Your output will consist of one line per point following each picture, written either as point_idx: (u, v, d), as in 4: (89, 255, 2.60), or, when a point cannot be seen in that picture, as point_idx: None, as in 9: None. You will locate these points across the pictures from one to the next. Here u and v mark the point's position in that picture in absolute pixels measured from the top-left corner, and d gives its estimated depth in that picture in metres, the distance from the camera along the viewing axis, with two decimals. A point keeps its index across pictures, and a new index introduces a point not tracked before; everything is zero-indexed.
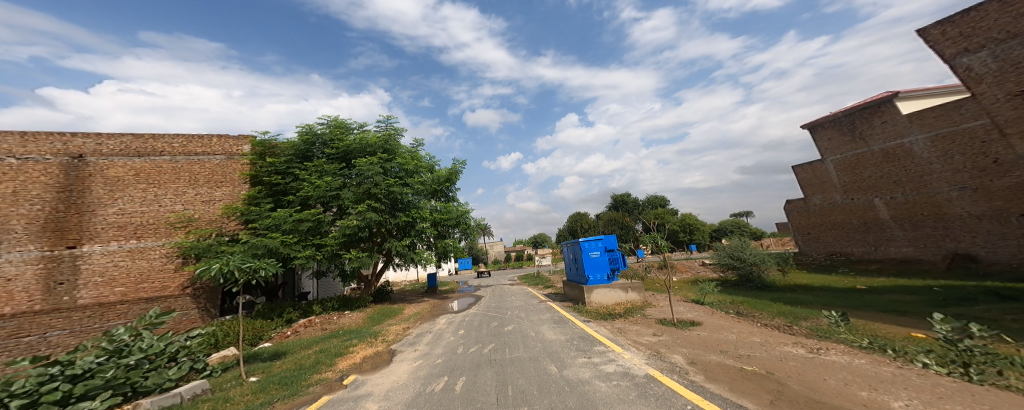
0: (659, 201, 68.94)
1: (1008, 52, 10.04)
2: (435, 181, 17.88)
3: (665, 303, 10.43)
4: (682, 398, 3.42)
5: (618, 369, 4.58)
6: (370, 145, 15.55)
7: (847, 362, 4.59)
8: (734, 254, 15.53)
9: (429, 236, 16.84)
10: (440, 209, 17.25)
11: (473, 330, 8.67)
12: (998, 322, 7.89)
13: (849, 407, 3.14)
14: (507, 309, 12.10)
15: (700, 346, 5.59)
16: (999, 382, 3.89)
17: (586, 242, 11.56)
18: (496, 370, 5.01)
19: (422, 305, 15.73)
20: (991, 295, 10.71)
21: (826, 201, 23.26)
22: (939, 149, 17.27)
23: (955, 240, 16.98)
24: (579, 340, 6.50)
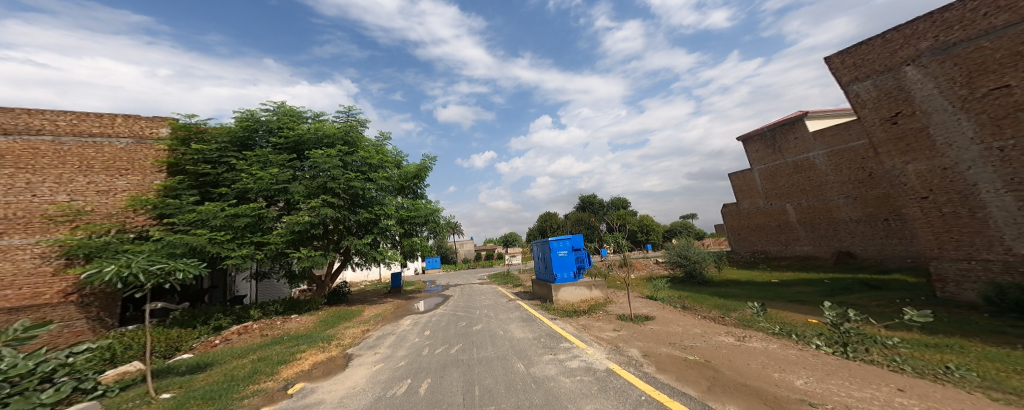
0: (622, 204, 72.60)
1: (884, 83, 12.08)
2: (402, 177, 17.09)
3: (624, 300, 11.10)
4: (636, 389, 3.66)
5: (582, 364, 4.76)
6: (327, 136, 14.42)
7: (764, 347, 5.26)
8: (681, 252, 16.93)
9: (395, 233, 16.15)
10: (408, 207, 16.51)
11: (441, 330, 8.45)
12: (867, 307, 9.58)
13: (766, 388, 3.57)
14: (476, 308, 12.02)
15: (653, 339, 6.02)
16: (866, 358, 4.72)
17: (554, 241, 11.79)
18: (462, 370, 4.94)
19: (384, 306, 15.06)
20: (862, 284, 13.05)
21: (752, 206, 26.12)
22: (833, 163, 20.37)
23: (840, 239, 20.14)
24: (545, 337, 6.66)
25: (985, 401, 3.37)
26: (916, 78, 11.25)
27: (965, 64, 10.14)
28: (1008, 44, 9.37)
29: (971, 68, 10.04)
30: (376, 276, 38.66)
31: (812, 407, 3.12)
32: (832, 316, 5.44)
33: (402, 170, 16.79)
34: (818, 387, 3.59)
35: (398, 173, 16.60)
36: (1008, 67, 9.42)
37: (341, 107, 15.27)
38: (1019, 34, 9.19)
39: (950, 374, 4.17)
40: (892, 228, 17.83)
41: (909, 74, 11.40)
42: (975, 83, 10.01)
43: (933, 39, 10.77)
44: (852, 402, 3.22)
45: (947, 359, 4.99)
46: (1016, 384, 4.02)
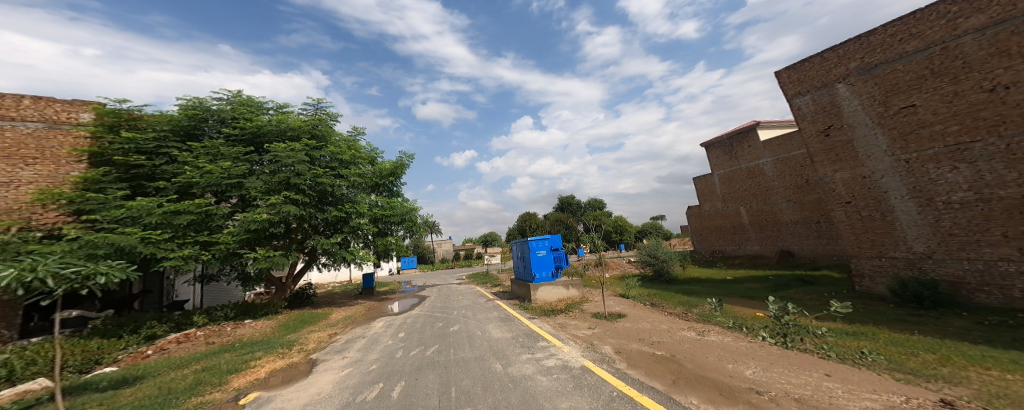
0: (599, 205, 74.11)
1: (820, 98, 13.32)
2: (377, 174, 16.48)
3: (599, 299, 11.36)
4: (610, 385, 3.77)
5: (558, 362, 4.83)
6: (292, 129, 13.60)
7: (719, 341, 5.63)
8: (651, 252, 17.67)
9: (367, 232, 15.55)
10: (383, 205, 15.89)
11: (416, 332, 8.22)
12: (801, 301, 10.55)
13: (722, 379, 3.82)
14: (453, 309, 11.81)
15: (624, 336, 6.23)
16: (801, 347, 5.20)
17: (533, 241, 11.91)
18: (438, 372, 4.83)
19: (353, 308, 14.38)
20: (797, 280, 14.42)
21: (710, 208, 27.76)
22: (779, 170, 22.22)
23: (783, 239, 22.00)
24: (523, 337, 6.68)
25: (893, 383, 3.86)
26: (845, 95, 12.51)
27: (884, 84, 11.43)
28: (916, 69, 10.66)
29: (887, 88, 11.35)
30: (346, 277, 36.86)
31: (758, 394, 3.38)
32: (777, 310, 6.07)
33: (377, 167, 16.20)
34: (766, 376, 3.90)
35: (372, 170, 15.99)
36: (915, 89, 10.75)
37: (309, 99, 14.45)
38: (924, 60, 10.48)
39: (864, 358, 4.75)
40: (823, 230, 19.80)
41: (840, 91, 12.65)
42: (890, 102, 11.34)
43: (860, 60, 12.01)
44: (790, 388, 3.55)
45: (865, 347, 5.65)
46: (912, 366, 4.70)
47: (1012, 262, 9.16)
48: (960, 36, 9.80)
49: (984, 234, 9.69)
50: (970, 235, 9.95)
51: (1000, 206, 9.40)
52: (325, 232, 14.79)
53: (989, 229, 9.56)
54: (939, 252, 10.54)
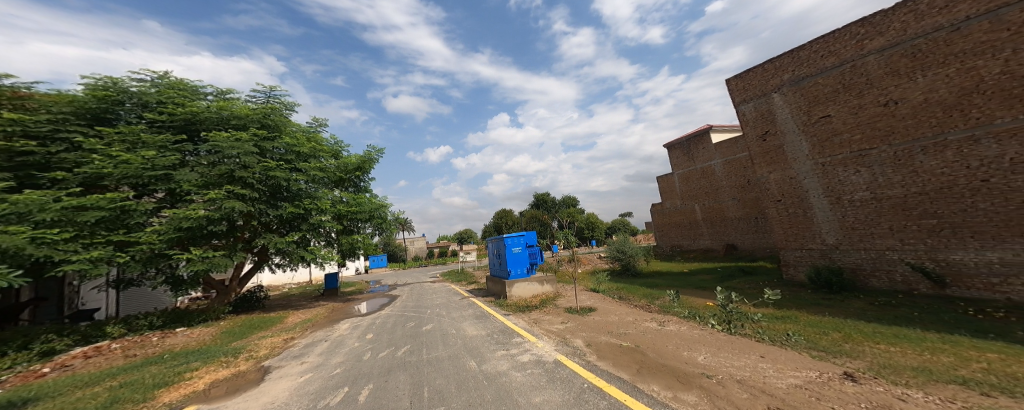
0: (572, 202, 75.48)
1: (759, 106, 14.61)
2: (341, 169, 15.66)
3: (572, 294, 11.63)
4: (580, 377, 3.88)
5: (532, 357, 4.88)
6: (237, 117, 12.38)
7: (676, 330, 6.00)
8: (619, 248, 18.38)
9: (331, 229, 14.78)
10: (348, 201, 15.08)
11: (385, 333, 7.94)
12: (741, 289, 11.60)
13: (679, 366, 4.08)
14: (426, 307, 11.54)
15: (595, 329, 6.43)
16: (742, 332, 5.70)
17: (508, 238, 11.82)
18: (409, 373, 4.72)
19: (315, 310, 13.60)
20: (739, 271, 15.91)
21: (668, 206, 29.41)
22: (727, 171, 24.03)
23: (729, 234, 23.89)
24: (498, 334, 6.66)
25: (812, 360, 4.39)
26: (779, 104, 13.82)
27: (809, 95, 12.76)
28: (832, 83, 12.01)
29: (811, 99, 12.70)
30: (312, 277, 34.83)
31: (709, 378, 3.64)
32: (723, 297, 6.50)
33: (342, 162, 15.43)
34: (717, 361, 4.21)
35: (337, 163, 15.21)
36: (831, 101, 12.13)
37: (260, 86, 13.21)
38: (838, 75, 11.82)
39: (790, 340, 5.37)
40: (762, 226, 21.77)
41: (775, 100, 13.95)
42: (812, 111, 12.71)
43: (791, 72, 13.29)
44: (735, 371, 3.87)
45: (789, 329, 6.43)
46: (823, 344, 5.48)
47: (895, 252, 10.72)
48: (864, 55, 11.10)
49: (876, 228, 11.25)
50: (867, 229, 11.46)
51: (887, 204, 10.92)
52: (279, 229, 13.83)
53: (880, 223, 11.10)
54: (844, 243, 12.11)
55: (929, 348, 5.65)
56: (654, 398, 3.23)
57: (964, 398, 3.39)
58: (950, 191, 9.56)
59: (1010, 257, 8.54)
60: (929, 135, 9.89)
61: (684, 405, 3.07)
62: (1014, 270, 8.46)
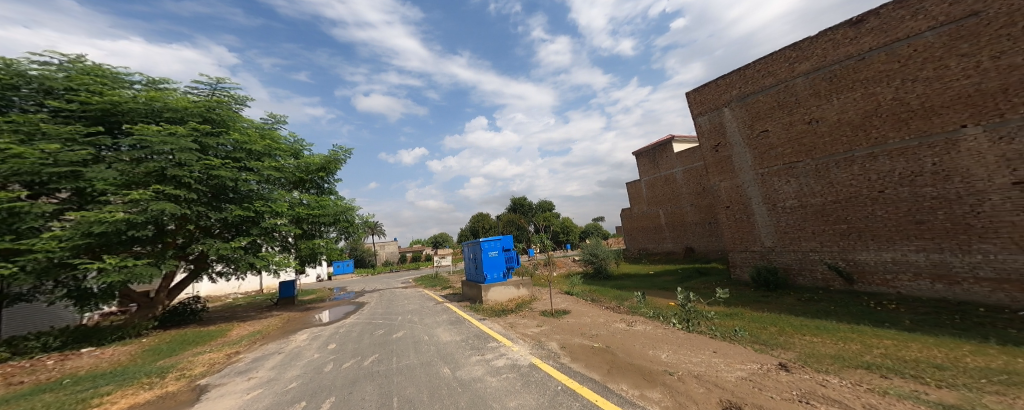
0: (549, 206, 76.15)
1: (711, 119, 15.74)
2: (301, 170, 14.80)
3: (547, 297, 11.70)
4: (554, 380, 3.91)
5: (508, 362, 4.85)
6: (172, 108, 10.70)
7: (644, 329, 6.23)
8: (592, 251, 18.78)
9: (289, 233, 13.72)
10: (309, 203, 14.33)
11: (350, 342, 7.57)
12: (697, 289, 12.28)
13: (645, 364, 4.24)
14: (397, 314, 11.13)
15: (569, 331, 6.51)
16: (699, 330, 6.12)
17: (485, 242, 11.79)
18: (377, 383, 4.53)
19: (269, 321, 12.68)
20: (695, 271, 16.93)
21: (635, 210, 30.60)
22: (687, 178, 25.43)
23: (689, 238, 25.26)
24: (473, 339, 6.56)
25: (756, 353, 4.76)
26: (727, 118, 14.98)
27: (751, 111, 14.05)
28: (770, 100, 13.35)
29: (754, 115, 13.97)
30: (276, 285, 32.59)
31: (670, 375, 3.82)
32: (683, 297, 6.88)
33: (302, 161, 14.61)
34: (678, 358, 4.42)
35: (297, 163, 14.35)
36: (769, 117, 13.48)
37: (203, 77, 11.93)
38: (774, 94, 13.21)
39: (736, 335, 5.85)
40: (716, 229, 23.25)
41: (725, 115, 15.10)
42: (754, 126, 13.99)
43: (737, 89, 14.50)
44: (694, 367, 4.07)
45: (737, 325, 6.99)
46: (765, 337, 6.01)
47: (817, 252, 12.23)
48: (794, 77, 12.54)
49: (802, 231, 12.71)
50: (796, 233, 12.87)
51: (811, 211, 12.40)
52: (223, 234, 12.34)
53: (806, 228, 12.56)
54: (779, 245, 13.44)
55: (856, 338, 6.29)
56: (623, 397, 3.32)
57: (875, 383, 3.94)
58: (857, 199, 11.16)
59: (901, 257, 10.20)
60: (841, 152, 11.47)
61: (651, 403, 3.17)
62: (904, 268, 10.13)
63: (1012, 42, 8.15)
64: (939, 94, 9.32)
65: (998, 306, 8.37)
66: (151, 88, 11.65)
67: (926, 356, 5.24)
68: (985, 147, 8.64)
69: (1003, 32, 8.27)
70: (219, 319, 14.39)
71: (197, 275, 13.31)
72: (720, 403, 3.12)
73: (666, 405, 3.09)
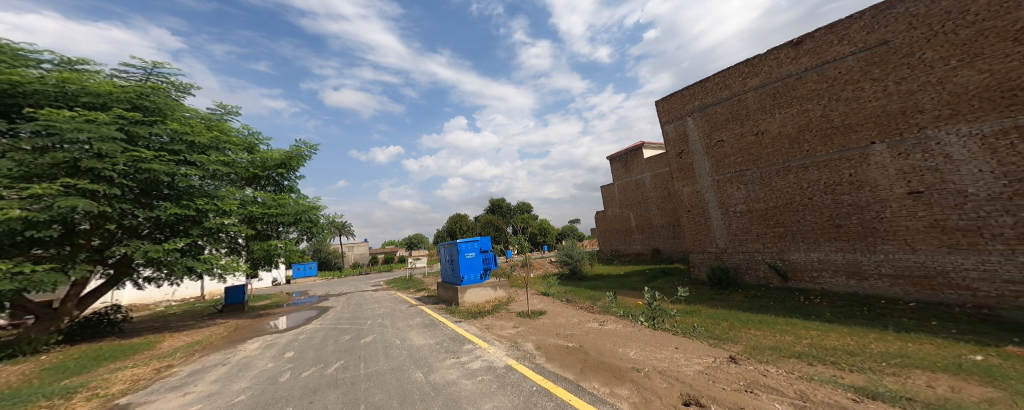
0: (527, 208, 76.48)
1: (676, 127, 16.43)
2: (255, 166, 13.79)
3: (524, 298, 11.75)
4: (529, 381, 3.93)
5: (483, 364, 4.83)
6: (92, 91, 9.20)
7: (614, 328, 6.42)
8: (568, 253, 19.04)
9: (238, 234, 12.66)
10: (265, 202, 13.46)
11: (312, 349, 7.21)
12: (663, 289, 12.78)
13: (615, 362, 4.36)
14: (367, 318, 10.75)
15: (544, 331, 6.58)
16: (664, 328, 6.39)
17: (462, 243, 11.60)
18: (343, 391, 4.36)
19: (217, 329, 11.78)
20: (661, 272, 17.62)
21: (607, 213, 31.45)
22: (655, 183, 26.47)
23: (656, 240, 26.28)
24: (448, 342, 6.47)
25: (711, 347, 5.05)
26: (691, 127, 15.70)
27: (709, 121, 14.90)
28: (726, 112, 14.20)
29: (713, 125, 14.76)
30: None
31: (637, 371, 3.95)
32: (649, 296, 7.12)
33: (257, 157, 13.59)
34: (644, 355, 4.59)
35: (251, 158, 13.31)
36: (725, 128, 14.33)
37: (135, 60, 10.68)
38: (729, 106, 14.11)
39: (696, 332, 6.16)
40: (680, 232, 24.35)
41: (688, 124, 15.81)
42: (712, 135, 14.80)
43: (699, 100, 15.25)
44: (659, 363, 4.24)
45: (698, 322, 7.36)
46: (720, 332, 6.40)
47: (760, 253, 13.28)
48: (745, 91, 13.51)
49: (748, 233, 13.71)
50: (746, 235, 13.77)
51: (756, 215, 13.48)
52: (154, 234, 10.76)
53: (752, 230, 13.57)
54: (730, 247, 14.32)
55: (801, 331, 6.81)
56: (594, 395, 3.39)
57: (804, 370, 4.41)
58: (792, 205, 12.29)
59: (824, 256, 11.43)
60: (781, 162, 12.58)
61: (619, 399, 3.27)
62: (827, 266, 11.34)
63: (910, 71, 9.40)
64: (857, 113, 10.54)
65: (895, 298, 9.67)
66: (64, 68, 10.03)
67: (847, 345, 5.90)
68: (888, 161, 9.91)
69: (905, 61, 9.49)
70: (182, 323, 13.46)
71: (118, 281, 11.49)
72: (681, 397, 3.26)
73: (633, 401, 3.18)
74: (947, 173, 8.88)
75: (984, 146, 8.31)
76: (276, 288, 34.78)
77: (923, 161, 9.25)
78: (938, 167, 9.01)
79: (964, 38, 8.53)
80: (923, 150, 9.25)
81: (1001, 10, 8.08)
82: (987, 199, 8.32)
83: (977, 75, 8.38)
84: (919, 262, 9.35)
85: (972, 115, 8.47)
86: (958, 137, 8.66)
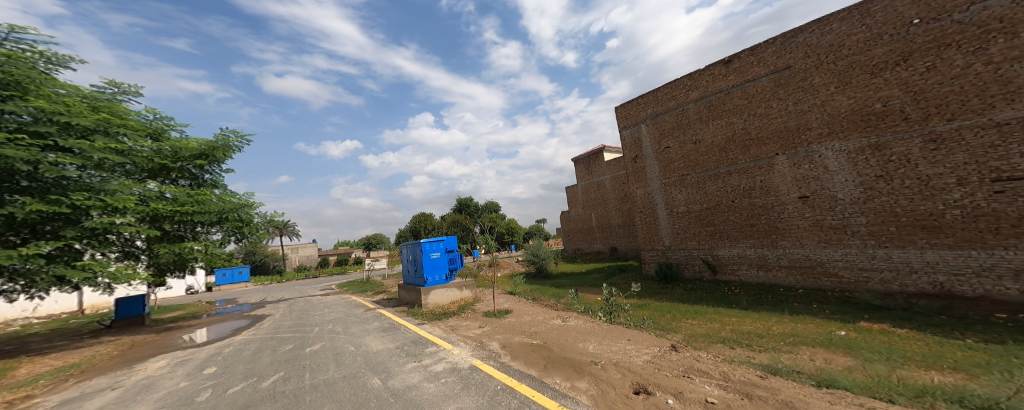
0: (494, 208, 76.30)
1: (631, 133, 17.19)
2: (163, 156, 11.55)
3: (490, 298, 11.72)
4: (494, 380, 3.93)
5: (447, 366, 4.76)
6: None
7: (576, 324, 6.62)
8: (535, 252, 19.27)
9: (135, 236, 10.48)
10: (176, 198, 11.26)
11: (248, 362, 6.62)
12: (621, 285, 13.36)
13: (575, 357, 4.51)
14: (318, 324, 10.12)
15: (510, 330, 6.62)
16: (620, 322, 6.69)
17: (426, 243, 11.29)
18: (287, 404, 4.08)
19: (109, 346, 10.08)
20: (618, 269, 18.37)
21: (570, 213, 32.26)
22: (615, 184, 27.58)
23: (615, 239, 27.41)
24: (409, 345, 6.28)
25: (654, 337, 5.39)
26: (643, 134, 16.51)
27: (659, 128, 15.77)
28: (674, 120, 15.07)
29: (662, 132, 15.64)
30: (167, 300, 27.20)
31: (596, 364, 4.12)
32: (607, 292, 7.43)
33: (165, 145, 11.29)
34: (602, 348, 4.78)
35: (156, 146, 11.04)
36: (671, 135, 15.25)
37: None
38: (674, 116, 15.06)
39: (646, 325, 6.53)
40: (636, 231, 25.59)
41: (641, 130, 16.60)
42: (662, 142, 15.65)
43: (652, 108, 16.05)
44: (616, 356, 4.43)
45: (652, 315, 7.78)
46: (669, 324, 6.84)
47: (698, 250, 14.40)
48: (687, 102, 14.50)
49: (687, 232, 14.81)
50: (688, 234, 14.78)
51: (694, 216, 14.56)
52: (6, 237, 8.55)
53: (689, 230, 14.73)
54: (674, 244, 15.33)
55: (735, 319, 7.46)
56: (556, 390, 3.49)
57: (726, 353, 4.87)
58: (721, 206, 13.58)
59: (741, 252, 12.97)
60: (712, 168, 13.79)
61: (580, 392, 3.38)
62: (743, 260, 12.93)
63: (804, 94, 11.07)
64: (766, 127, 12.14)
65: (789, 286, 11.51)
66: None
67: (777, 330, 6.56)
68: (786, 170, 11.64)
69: (800, 84, 11.13)
70: (60, 341, 11.41)
71: None
72: (633, 386, 3.44)
73: (592, 394, 3.31)
74: (825, 181, 10.77)
75: (850, 159, 10.21)
76: (212, 295, 31.43)
77: (809, 171, 11.09)
78: (820, 176, 10.87)
79: (840, 68, 10.27)
80: (810, 161, 11.09)
81: (865, 47, 9.81)
82: (850, 202, 10.25)
83: (846, 101, 10.22)
84: (804, 254, 11.26)
85: (841, 134, 10.36)
86: (833, 152, 10.55)
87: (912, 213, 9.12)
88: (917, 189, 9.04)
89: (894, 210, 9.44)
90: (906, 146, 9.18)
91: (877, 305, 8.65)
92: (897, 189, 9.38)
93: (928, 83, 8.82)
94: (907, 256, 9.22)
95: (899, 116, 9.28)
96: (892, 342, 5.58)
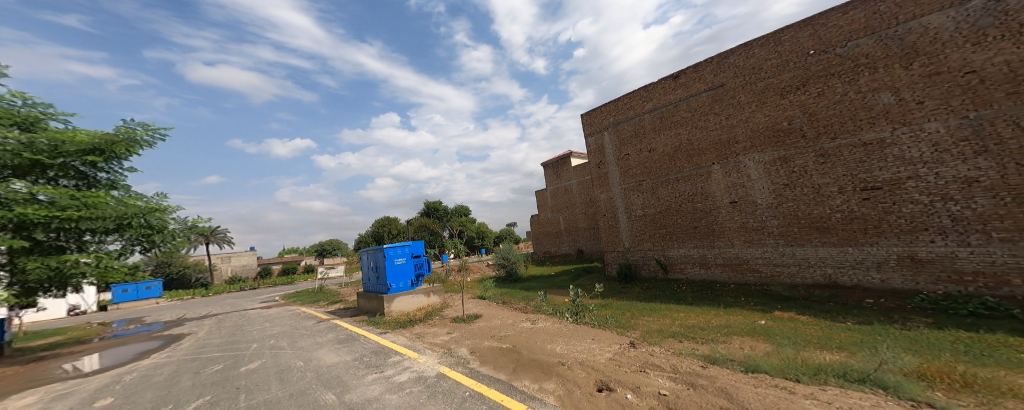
0: (465, 211, 75.56)
1: (595, 139, 17.76)
2: (36, 150, 8.78)
3: (459, 303, 11.55)
4: (462, 387, 3.86)
5: (411, 375, 4.61)
6: None
7: (543, 326, 6.70)
8: (504, 256, 19.28)
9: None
10: (52, 203, 8.64)
11: (182, 383, 6.00)
12: (587, 287, 13.72)
13: (543, 358, 4.55)
14: (265, 340, 9.42)
15: (478, 335, 6.55)
16: (585, 323, 6.87)
17: (392, 248, 10.90)
18: None
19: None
20: (583, 271, 18.83)
21: (539, 217, 32.68)
22: (582, 188, 28.29)
23: (582, 241, 28.11)
24: (371, 356, 6.03)
25: (613, 335, 5.60)
26: (605, 141, 17.12)
27: (619, 136, 16.40)
28: (632, 128, 15.76)
29: (621, 140, 16.33)
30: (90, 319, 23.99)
31: (562, 365, 4.18)
32: (573, 294, 7.60)
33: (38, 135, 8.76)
34: (568, 349, 4.88)
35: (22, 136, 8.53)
36: (629, 143, 15.95)
37: None
38: (631, 125, 15.80)
39: (609, 324, 6.75)
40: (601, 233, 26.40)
41: (604, 137, 17.22)
42: (622, 149, 16.30)
43: (614, 117, 16.64)
44: (581, 355, 4.53)
45: (616, 315, 8.05)
46: (631, 323, 7.12)
47: (653, 251, 15.09)
48: (642, 113, 15.28)
49: (643, 234, 15.51)
50: (645, 236, 15.44)
51: (649, 219, 15.25)
52: None
53: (644, 231, 15.46)
54: (632, 245, 15.96)
55: (690, 315, 7.93)
56: (524, 392, 3.49)
57: (676, 346, 5.17)
58: (669, 210, 14.41)
59: (687, 252, 13.81)
60: (662, 175, 14.60)
61: (547, 394, 3.41)
62: (690, 260, 13.72)
63: (733, 110, 12.12)
64: (702, 139, 13.08)
65: (722, 282, 12.60)
66: None
67: (727, 323, 7.05)
68: (721, 178, 12.59)
69: (731, 102, 12.14)
70: None
71: None
72: (597, 384, 3.53)
73: (559, 394, 3.35)
74: (748, 188, 11.90)
75: (766, 169, 11.40)
76: (144, 310, 28.20)
77: (735, 179, 12.19)
78: (744, 183, 11.96)
79: (759, 87, 11.40)
80: (736, 171, 12.18)
81: (777, 71, 11.00)
82: (766, 207, 11.47)
83: (763, 118, 11.40)
84: (734, 253, 12.32)
85: (760, 147, 11.53)
86: (754, 162, 11.67)
87: (808, 216, 10.49)
88: (812, 195, 10.41)
89: (796, 213, 10.77)
90: (805, 159, 10.52)
91: (785, 295, 9.77)
92: (799, 196, 10.70)
93: (820, 106, 10.15)
94: (806, 252, 10.56)
95: (800, 134, 10.60)
96: (819, 329, 6.20)
